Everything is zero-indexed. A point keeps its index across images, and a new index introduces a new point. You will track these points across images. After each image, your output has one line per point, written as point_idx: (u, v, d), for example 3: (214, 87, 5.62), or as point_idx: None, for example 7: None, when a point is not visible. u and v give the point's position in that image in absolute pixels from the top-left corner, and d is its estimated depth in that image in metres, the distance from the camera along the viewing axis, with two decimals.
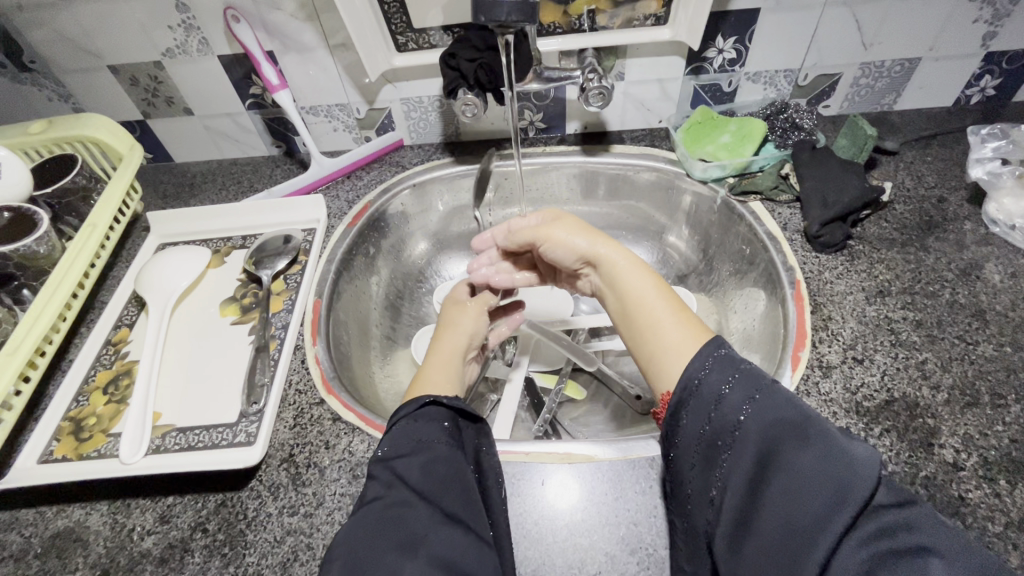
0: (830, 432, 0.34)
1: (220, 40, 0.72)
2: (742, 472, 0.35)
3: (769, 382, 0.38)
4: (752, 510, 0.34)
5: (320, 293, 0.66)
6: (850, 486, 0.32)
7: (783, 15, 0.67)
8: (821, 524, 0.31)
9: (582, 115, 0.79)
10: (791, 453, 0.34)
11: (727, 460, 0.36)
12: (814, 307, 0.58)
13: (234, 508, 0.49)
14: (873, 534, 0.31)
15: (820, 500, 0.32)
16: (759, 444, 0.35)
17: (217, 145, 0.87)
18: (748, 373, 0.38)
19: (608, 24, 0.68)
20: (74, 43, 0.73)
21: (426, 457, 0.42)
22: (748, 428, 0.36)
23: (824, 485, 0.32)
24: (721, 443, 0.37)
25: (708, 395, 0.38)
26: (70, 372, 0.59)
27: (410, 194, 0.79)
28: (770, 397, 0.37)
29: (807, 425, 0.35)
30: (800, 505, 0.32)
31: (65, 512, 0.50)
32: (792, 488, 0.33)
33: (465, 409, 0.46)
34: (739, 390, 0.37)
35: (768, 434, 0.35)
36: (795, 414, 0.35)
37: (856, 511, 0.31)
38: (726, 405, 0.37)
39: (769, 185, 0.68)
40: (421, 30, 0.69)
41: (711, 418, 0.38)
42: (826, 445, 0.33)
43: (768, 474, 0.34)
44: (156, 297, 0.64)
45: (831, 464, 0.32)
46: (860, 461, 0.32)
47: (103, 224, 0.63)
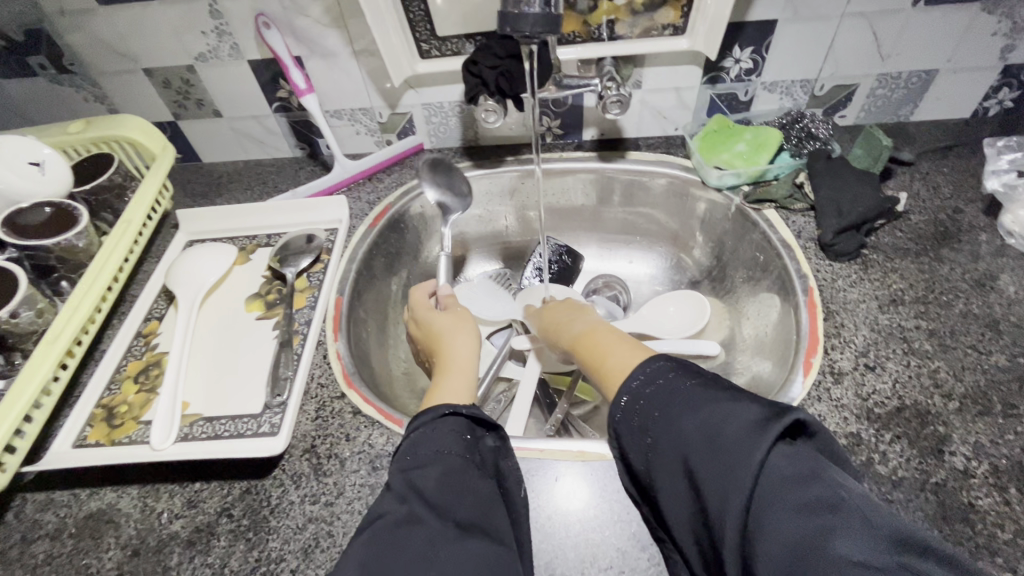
0: (717, 417, 0.37)
1: (251, 45, 0.75)
2: (665, 477, 0.38)
3: (675, 384, 0.41)
4: (687, 508, 0.37)
5: (341, 291, 0.68)
6: (735, 466, 0.33)
7: (800, 26, 0.68)
8: (723, 509, 0.33)
9: (598, 122, 0.81)
10: (691, 449, 0.37)
11: (652, 468, 0.40)
12: (827, 314, 0.59)
13: (258, 495, 0.51)
14: (782, 519, 0.31)
15: (720, 488, 0.34)
16: (670, 446, 0.38)
17: (243, 146, 0.90)
18: (652, 384, 0.42)
19: (626, 33, 0.69)
20: (112, 47, 0.76)
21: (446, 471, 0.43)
22: (656, 435, 0.40)
23: (721, 473, 0.34)
24: (643, 453, 0.41)
25: (621, 414, 0.43)
26: (103, 362, 0.61)
27: (429, 196, 0.81)
28: (673, 399, 0.40)
29: (701, 417, 0.37)
30: (706, 495, 0.35)
31: (97, 494, 0.52)
32: (699, 483, 0.35)
33: (479, 416, 0.47)
34: (644, 400, 0.42)
35: (674, 434, 0.38)
36: (691, 410, 0.38)
37: (749, 491, 0.32)
38: (642, 413, 0.41)
39: (783, 194, 0.69)
40: (444, 37, 0.71)
41: (630, 427, 0.42)
42: (713, 431, 0.36)
43: (683, 475, 0.37)
44: (185, 291, 0.67)
45: (719, 449, 0.35)
46: (742, 439, 0.34)
47: (136, 221, 0.66)
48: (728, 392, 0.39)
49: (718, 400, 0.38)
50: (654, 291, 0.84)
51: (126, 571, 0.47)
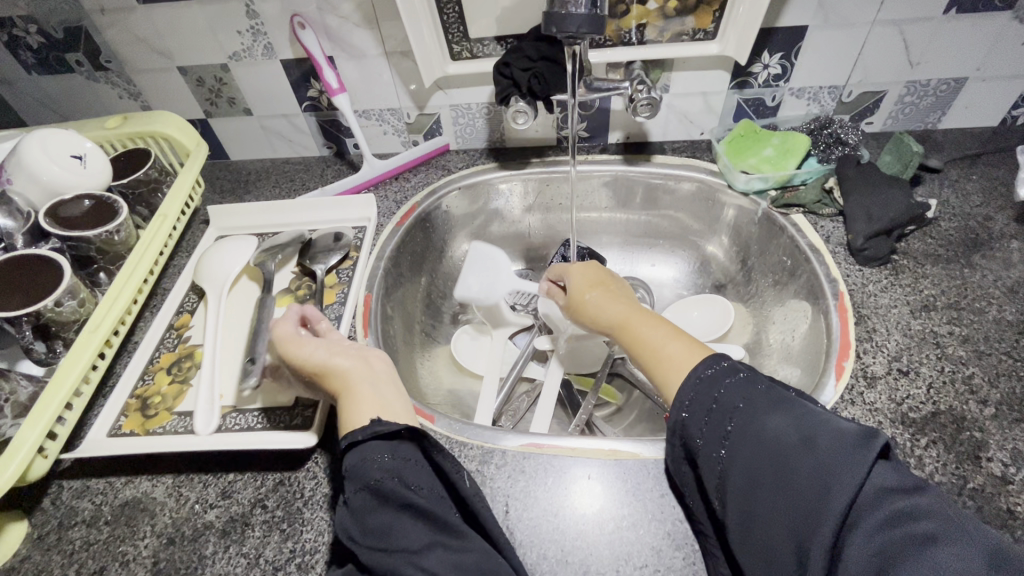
0: (813, 424, 0.37)
1: (284, 45, 0.76)
2: (740, 473, 0.38)
3: (760, 389, 0.42)
4: (754, 510, 0.37)
5: (371, 288, 0.69)
6: (838, 467, 0.34)
7: (831, 32, 0.69)
8: (815, 508, 0.33)
9: (624, 125, 0.81)
10: (779, 447, 0.37)
11: (725, 464, 0.40)
12: (858, 318, 0.58)
13: (291, 487, 0.51)
14: (880, 525, 0.31)
15: (810, 491, 0.34)
16: (747, 447, 0.39)
17: (271, 144, 0.91)
18: (734, 384, 0.43)
19: (657, 37, 0.70)
20: (149, 45, 0.77)
21: (376, 486, 0.41)
22: (738, 431, 0.40)
23: (812, 477, 0.34)
24: (717, 449, 0.40)
25: (699, 407, 0.43)
26: (137, 353, 0.62)
27: (455, 197, 0.82)
28: (755, 403, 0.41)
29: (793, 420, 0.38)
30: (794, 493, 0.35)
31: (133, 483, 0.53)
32: (787, 480, 0.35)
33: (389, 431, 0.44)
34: (726, 398, 0.42)
35: (755, 435, 0.39)
36: (780, 413, 0.39)
37: (849, 495, 0.33)
38: (718, 412, 0.42)
39: (812, 199, 0.69)
40: (476, 39, 0.72)
41: (706, 427, 0.42)
42: (809, 434, 0.36)
43: (763, 472, 0.37)
44: (214, 284, 0.67)
45: (816, 450, 0.35)
46: (844, 444, 0.35)
47: (172, 215, 0.67)
48: (814, 405, 0.40)
49: (810, 409, 0.39)
50: (677, 294, 0.84)
51: (163, 559, 0.48)
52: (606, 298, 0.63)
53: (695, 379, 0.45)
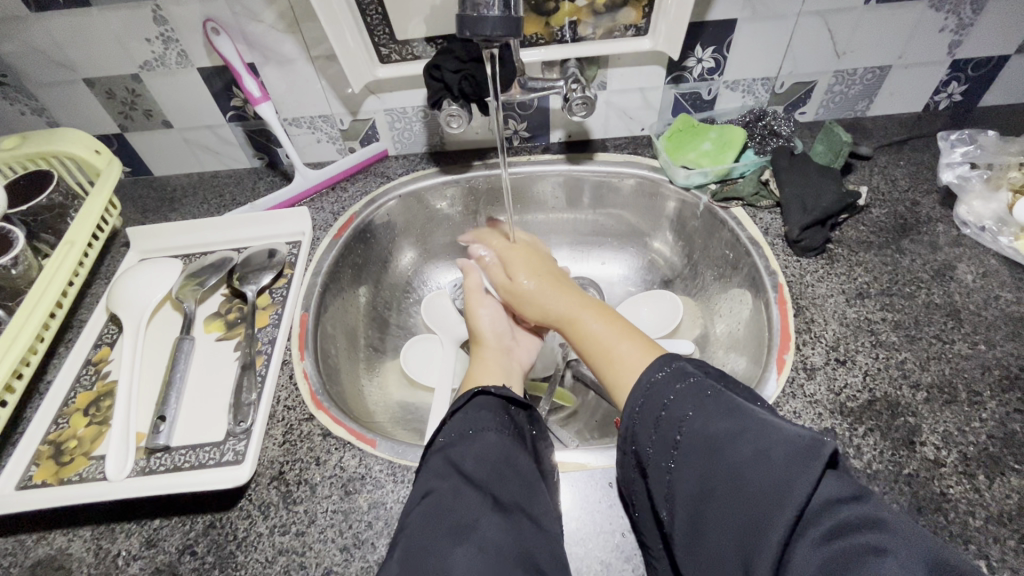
0: (761, 433, 0.36)
1: (200, 52, 0.71)
2: (688, 484, 0.37)
3: (705, 394, 0.40)
4: (701, 522, 0.36)
5: (307, 306, 0.65)
6: (787, 479, 0.32)
7: (759, 25, 0.69)
8: (759, 522, 0.32)
9: (565, 124, 0.80)
10: (727, 458, 0.36)
11: (676, 473, 0.39)
12: (797, 309, 0.59)
13: (223, 530, 0.48)
14: (823, 538, 0.31)
15: (758, 504, 0.33)
16: (697, 456, 0.38)
17: (198, 157, 0.86)
18: (684, 389, 0.41)
19: (589, 34, 0.69)
20: (47, 56, 0.71)
21: (493, 439, 0.45)
22: (687, 441, 0.39)
23: (759, 489, 0.33)
24: (667, 459, 0.39)
25: (648, 415, 0.42)
26: (49, 394, 0.57)
27: (396, 205, 0.79)
28: (704, 409, 0.39)
29: (742, 430, 0.36)
30: (740, 507, 0.33)
31: (46, 539, 0.49)
32: (735, 491, 0.34)
33: (514, 396, 0.49)
34: (676, 405, 0.41)
35: (705, 445, 0.38)
36: (728, 419, 0.38)
37: (797, 507, 0.31)
38: (665, 421, 0.41)
39: (750, 191, 0.70)
40: (404, 41, 0.69)
41: (654, 437, 0.41)
42: (758, 444, 0.35)
43: (714, 482, 0.36)
44: (130, 312, 0.62)
45: (765, 461, 0.34)
46: (792, 455, 0.33)
47: (81, 242, 0.62)
48: (765, 411, 0.38)
49: (758, 416, 0.37)
50: (626, 292, 0.84)
51: None
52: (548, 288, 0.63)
53: (647, 383, 0.43)
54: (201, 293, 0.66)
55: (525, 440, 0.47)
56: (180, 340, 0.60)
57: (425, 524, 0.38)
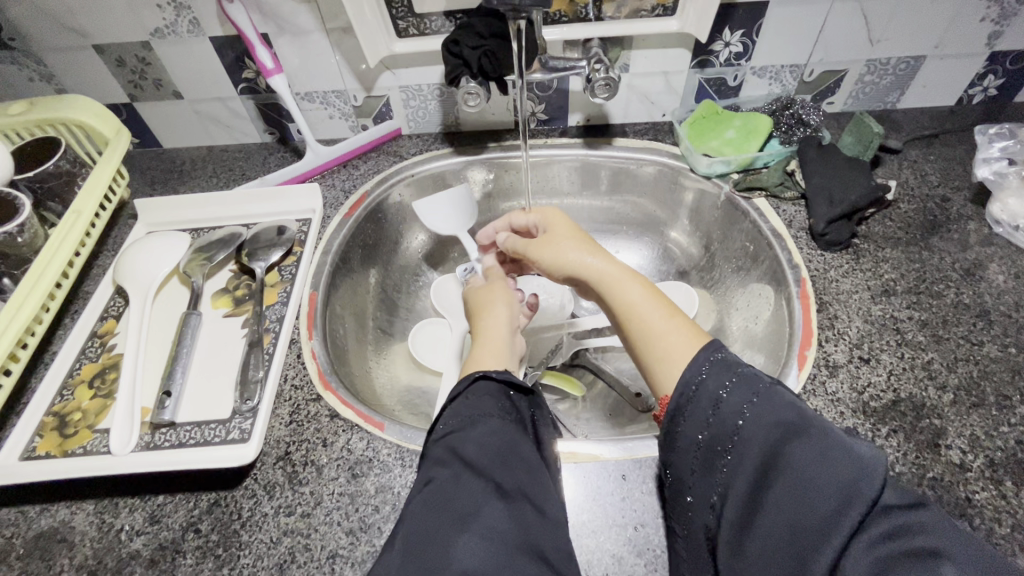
0: (828, 431, 0.34)
1: (212, 21, 0.69)
2: (743, 476, 0.35)
3: (767, 384, 0.37)
4: (751, 515, 0.33)
5: (316, 286, 0.64)
6: (857, 483, 0.31)
7: (793, 8, 0.66)
8: (815, 519, 0.31)
9: (584, 107, 0.78)
10: (789, 453, 0.34)
11: (727, 462, 0.36)
12: (820, 305, 0.57)
13: (228, 508, 0.47)
14: (880, 539, 0.30)
15: (822, 504, 0.31)
16: (757, 448, 0.35)
17: (207, 130, 0.84)
18: (747, 375, 0.38)
19: (614, 13, 0.66)
20: (57, 21, 0.69)
21: (494, 424, 0.43)
22: (748, 431, 0.36)
23: (826, 489, 0.31)
24: (720, 447, 0.37)
25: (705, 398, 0.38)
26: (53, 365, 0.56)
27: (408, 185, 0.78)
28: (769, 400, 0.36)
29: (805, 427, 0.34)
30: (795, 501, 0.32)
31: (49, 511, 0.48)
32: (798, 489, 0.32)
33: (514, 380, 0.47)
34: (737, 392, 0.37)
35: (766, 436, 0.35)
36: (792, 413, 0.35)
37: (863, 510, 0.30)
38: (725, 408, 0.37)
39: (774, 181, 0.68)
40: (421, 15, 0.67)
41: (710, 422, 0.37)
42: (826, 444, 0.33)
43: (771, 476, 0.34)
44: (137, 285, 0.61)
45: (834, 462, 0.32)
46: (862, 459, 0.32)
47: (87, 212, 0.60)
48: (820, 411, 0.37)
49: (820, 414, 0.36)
50: None
51: None
52: (586, 251, 0.56)
53: (706, 361, 0.39)
54: (209, 268, 0.65)
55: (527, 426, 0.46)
56: (188, 315, 0.59)
57: (430, 510, 0.37)
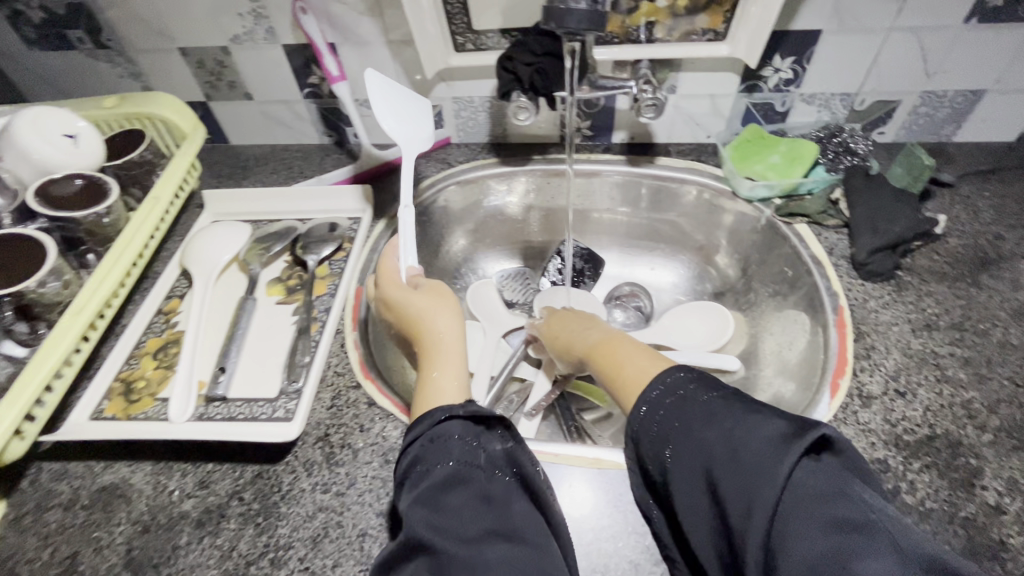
0: (738, 436, 0.35)
1: (286, 29, 0.75)
2: (681, 492, 0.38)
3: (690, 400, 0.40)
4: (698, 528, 0.37)
5: (362, 281, 0.68)
6: (761, 485, 0.33)
7: (845, 37, 0.66)
8: (744, 524, 0.33)
9: (629, 125, 0.80)
10: (707, 467, 0.36)
11: (667, 481, 0.39)
12: (857, 334, 0.57)
13: (269, 480, 0.51)
14: (797, 537, 0.31)
15: (736, 514, 0.33)
16: (684, 467, 0.38)
17: (272, 130, 0.90)
18: (670, 399, 0.41)
19: (665, 36, 0.68)
20: (150, 25, 0.76)
21: (451, 469, 0.41)
22: (674, 451, 0.38)
23: (739, 499, 0.33)
24: (661, 467, 0.39)
25: (639, 426, 0.41)
26: (123, 336, 0.62)
27: (455, 192, 0.81)
28: (689, 417, 0.39)
29: (717, 439, 0.36)
30: (730, 508, 0.34)
31: (112, 467, 0.53)
32: (720, 503, 0.34)
33: (478, 414, 0.45)
34: (663, 416, 0.40)
35: (688, 454, 0.37)
36: (709, 423, 0.37)
37: (771, 514, 0.32)
38: (654, 433, 0.40)
39: (817, 209, 0.68)
40: (479, 31, 0.71)
41: (647, 448, 0.41)
42: (733, 451, 0.35)
43: (701, 492, 0.36)
44: (201, 268, 0.67)
45: (740, 470, 0.34)
46: (766, 460, 0.33)
47: (164, 199, 0.65)
48: (746, 406, 0.38)
49: (737, 415, 0.37)
50: (675, 299, 0.83)
51: (137, 547, 0.47)
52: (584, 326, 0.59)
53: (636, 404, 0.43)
54: (266, 258, 0.70)
55: (493, 456, 0.43)
56: (244, 301, 0.64)
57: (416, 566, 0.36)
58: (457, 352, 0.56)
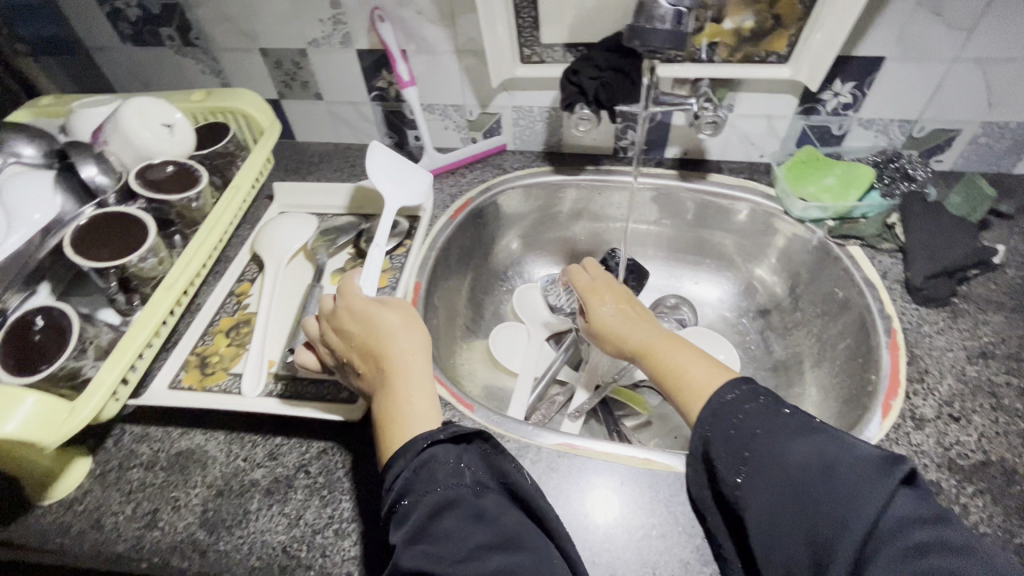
0: (834, 452, 0.37)
1: (362, 34, 0.79)
2: (757, 498, 0.38)
3: (775, 412, 0.41)
4: (771, 534, 0.37)
5: (421, 276, 0.71)
6: (860, 500, 0.34)
7: (909, 65, 0.67)
8: (835, 536, 0.34)
9: (683, 141, 0.82)
10: (795, 476, 0.37)
11: (741, 486, 0.40)
12: (910, 358, 0.57)
13: (334, 457, 0.54)
14: (893, 554, 0.32)
15: (827, 523, 0.35)
16: (764, 474, 0.39)
17: (337, 129, 0.95)
18: (752, 408, 0.42)
19: (728, 57, 0.70)
20: (236, 26, 0.82)
21: (438, 493, 0.43)
22: (756, 457, 0.39)
23: (832, 510, 0.35)
24: (735, 475, 0.40)
25: (717, 430, 0.42)
26: (200, 314, 0.66)
27: (509, 196, 0.84)
28: (774, 428, 0.40)
29: (809, 451, 0.38)
30: (817, 516, 0.35)
31: (188, 434, 0.56)
32: (808, 512, 0.36)
33: (459, 433, 0.47)
34: (745, 423, 0.42)
35: (772, 462, 0.39)
36: (799, 436, 0.39)
37: (869, 528, 0.34)
38: (733, 438, 0.41)
39: (872, 232, 0.69)
40: (547, 45, 0.74)
41: (722, 451, 0.41)
42: (829, 464, 0.37)
43: (781, 499, 0.37)
44: (273, 255, 0.71)
45: (837, 483, 0.35)
46: (865, 476, 0.35)
47: (244, 187, 0.70)
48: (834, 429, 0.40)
49: (827, 433, 0.39)
50: (719, 314, 0.84)
51: (211, 509, 0.51)
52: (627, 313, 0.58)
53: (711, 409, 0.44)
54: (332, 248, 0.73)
55: (477, 473, 0.46)
56: (312, 287, 0.67)
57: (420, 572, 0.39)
58: (426, 375, 0.51)
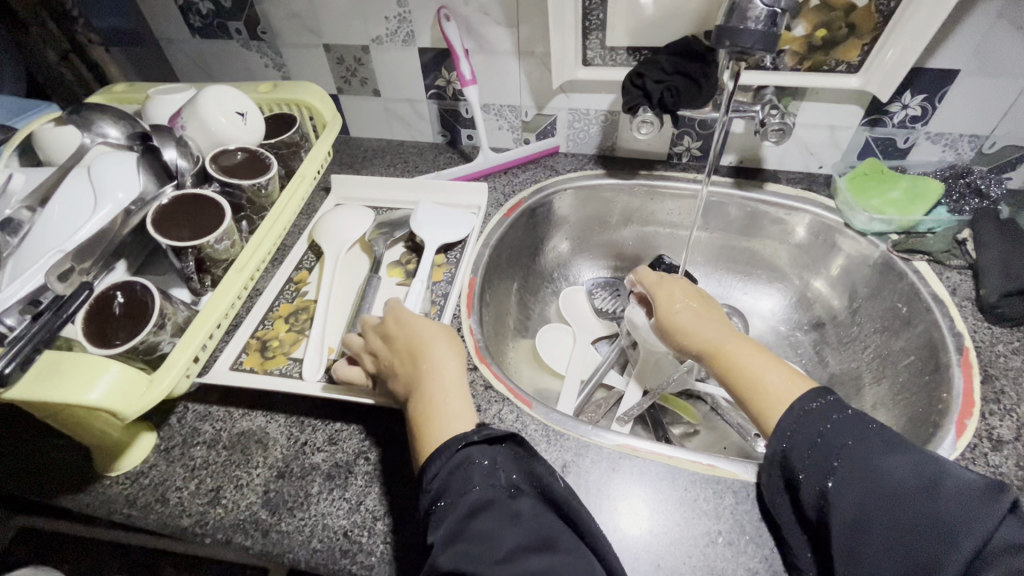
0: (934, 474, 0.39)
1: (425, 33, 0.81)
2: (845, 505, 0.40)
3: (865, 427, 0.43)
4: (857, 540, 0.38)
5: (476, 272, 0.71)
6: (963, 521, 0.36)
7: (984, 80, 0.66)
8: (939, 553, 0.35)
9: (740, 149, 0.81)
10: (890, 490, 0.39)
11: (828, 493, 0.41)
12: (984, 377, 0.56)
13: (393, 445, 0.54)
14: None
15: (926, 539, 0.36)
16: (855, 484, 0.40)
17: (390, 126, 0.96)
18: (841, 420, 0.43)
19: (795, 65, 0.69)
20: (303, 22, 0.84)
21: (473, 494, 0.43)
22: (847, 467, 0.41)
23: (931, 526, 0.36)
24: (823, 483, 0.41)
25: (803, 438, 0.44)
26: (261, 299, 0.67)
27: (562, 198, 0.84)
28: (866, 441, 0.42)
29: (907, 469, 0.39)
30: (915, 531, 0.37)
31: (249, 416, 0.57)
32: (904, 526, 0.37)
33: (492, 434, 0.46)
34: (834, 433, 0.43)
35: (864, 473, 0.40)
36: (893, 453, 0.40)
37: (975, 548, 0.35)
38: (822, 447, 0.43)
39: (941, 248, 0.66)
40: (611, 48, 0.74)
41: (808, 460, 0.43)
42: (928, 482, 0.38)
43: (874, 510, 0.39)
44: (332, 245, 0.72)
45: (938, 502, 0.37)
46: (968, 499, 0.36)
47: (308, 177, 0.71)
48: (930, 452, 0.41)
49: (923, 454, 0.40)
50: (770, 325, 0.83)
51: (273, 490, 0.51)
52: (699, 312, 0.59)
53: (799, 410, 0.45)
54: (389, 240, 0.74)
55: (513, 477, 0.45)
56: (370, 278, 0.68)
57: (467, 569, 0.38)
58: (461, 381, 0.52)
